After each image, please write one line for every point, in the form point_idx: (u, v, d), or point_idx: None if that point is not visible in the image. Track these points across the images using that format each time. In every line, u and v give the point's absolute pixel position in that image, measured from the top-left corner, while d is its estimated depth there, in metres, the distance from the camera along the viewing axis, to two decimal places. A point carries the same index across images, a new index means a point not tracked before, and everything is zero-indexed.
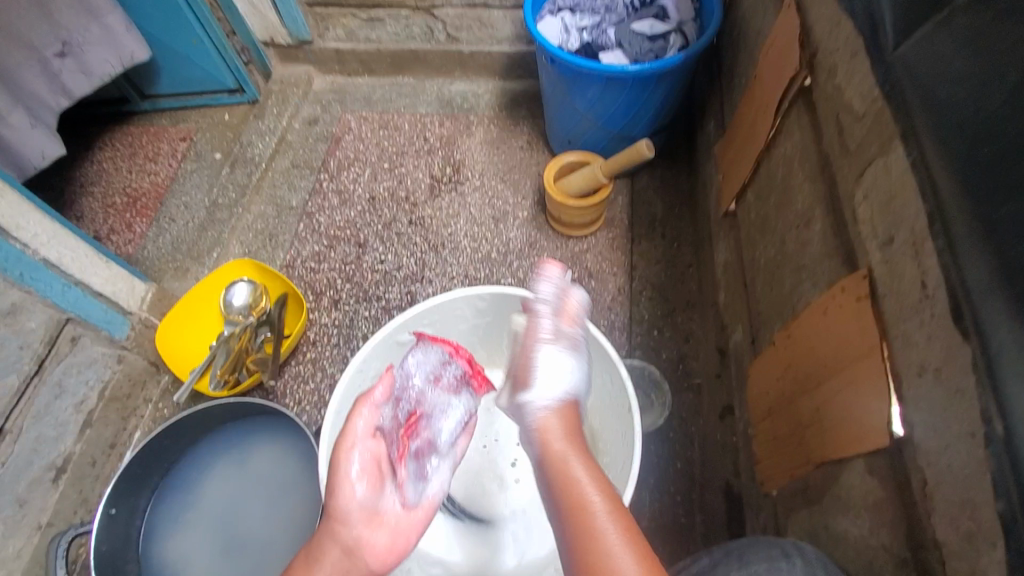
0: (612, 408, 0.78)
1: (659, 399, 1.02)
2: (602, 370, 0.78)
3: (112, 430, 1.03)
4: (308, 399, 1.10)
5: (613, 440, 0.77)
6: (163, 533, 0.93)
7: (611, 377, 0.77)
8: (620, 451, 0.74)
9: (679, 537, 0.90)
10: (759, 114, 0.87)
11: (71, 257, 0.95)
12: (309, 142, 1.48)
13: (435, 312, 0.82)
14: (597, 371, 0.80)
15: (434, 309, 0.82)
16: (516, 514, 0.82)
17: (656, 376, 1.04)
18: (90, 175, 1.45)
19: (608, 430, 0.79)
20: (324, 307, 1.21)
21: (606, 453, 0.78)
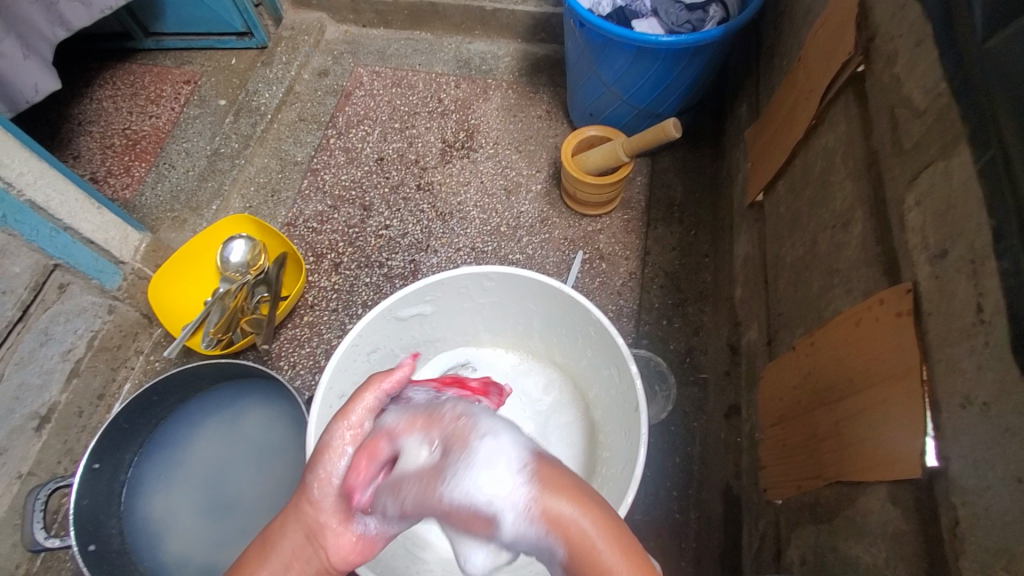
0: (618, 402, 0.74)
1: (663, 392, 0.98)
2: (610, 362, 0.75)
3: (100, 380, 1.00)
4: (303, 363, 1.07)
5: (617, 436, 0.74)
6: (149, 489, 0.92)
7: (619, 371, 0.73)
8: (624, 448, 0.70)
9: (672, 534, 0.88)
10: (799, 101, 0.81)
11: (60, 199, 0.90)
12: (318, 96, 1.41)
13: (438, 289, 0.77)
14: (605, 363, 0.76)
15: (438, 286, 0.77)
16: None
17: (662, 368, 1.00)
18: (89, 114, 1.39)
19: (612, 424, 0.76)
20: (325, 270, 1.17)
21: (607, 449, 0.75)
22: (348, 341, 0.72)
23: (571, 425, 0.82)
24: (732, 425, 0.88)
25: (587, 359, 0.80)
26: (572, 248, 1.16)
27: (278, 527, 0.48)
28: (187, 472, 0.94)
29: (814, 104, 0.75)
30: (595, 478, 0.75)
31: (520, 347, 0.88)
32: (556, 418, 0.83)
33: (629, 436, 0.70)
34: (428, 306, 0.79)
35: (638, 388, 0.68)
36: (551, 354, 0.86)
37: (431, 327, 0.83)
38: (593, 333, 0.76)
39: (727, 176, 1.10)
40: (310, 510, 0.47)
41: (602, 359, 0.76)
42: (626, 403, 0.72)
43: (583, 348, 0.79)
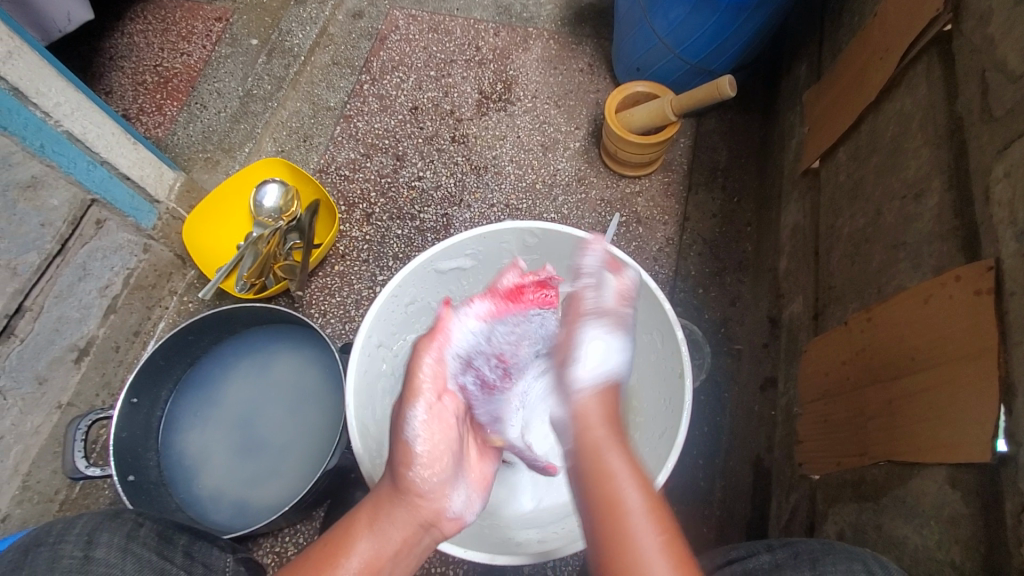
0: (656, 368, 0.73)
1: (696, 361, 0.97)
2: (651, 327, 0.73)
3: (136, 317, 1.02)
4: (333, 312, 1.07)
5: (654, 402, 0.73)
6: (184, 426, 0.94)
7: (663, 336, 0.71)
8: (661, 414, 0.70)
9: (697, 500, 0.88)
10: (872, 61, 0.75)
11: (97, 133, 0.88)
12: (352, 38, 1.36)
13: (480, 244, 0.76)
14: (646, 328, 0.74)
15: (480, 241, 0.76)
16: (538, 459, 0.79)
17: (696, 337, 0.98)
18: (121, 48, 1.36)
19: (648, 390, 0.75)
20: (356, 220, 1.15)
21: (641, 414, 0.75)
22: (388, 291, 0.72)
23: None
24: (766, 398, 0.87)
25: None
26: (609, 209, 1.13)
27: (387, 513, 0.58)
28: (221, 411, 0.96)
29: (889, 65, 0.70)
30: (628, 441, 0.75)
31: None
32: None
33: (669, 403, 0.69)
34: (466, 260, 0.78)
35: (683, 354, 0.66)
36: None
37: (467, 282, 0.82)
38: (638, 297, 0.74)
39: (777, 141, 1.05)
40: (419, 503, 0.59)
41: (643, 324, 0.75)
42: (668, 369, 0.71)
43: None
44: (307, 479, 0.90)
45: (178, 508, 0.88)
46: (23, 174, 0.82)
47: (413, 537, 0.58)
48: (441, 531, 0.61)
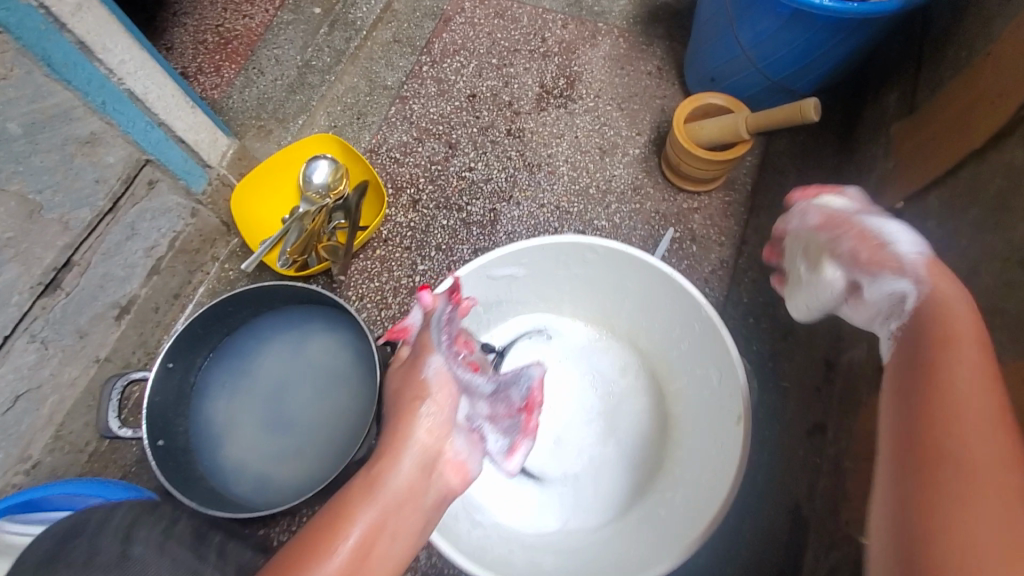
0: (706, 407, 0.70)
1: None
2: (707, 362, 0.69)
3: (177, 281, 1.02)
4: (371, 297, 1.06)
5: (702, 440, 0.70)
6: (214, 396, 0.93)
7: (721, 375, 0.67)
8: (705, 459, 0.68)
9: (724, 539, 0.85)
10: (982, 103, 0.70)
11: (158, 93, 0.87)
12: (415, 16, 1.32)
13: (533, 254, 0.73)
14: (701, 362, 0.71)
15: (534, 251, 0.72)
16: (567, 479, 0.76)
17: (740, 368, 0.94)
18: (185, 6, 1.36)
19: (692, 426, 0.72)
20: (402, 205, 1.13)
21: (687, 451, 0.72)
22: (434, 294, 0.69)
23: (643, 415, 0.79)
24: None
25: (678, 352, 0.75)
26: (664, 223, 1.09)
27: (385, 467, 0.54)
28: (251, 386, 0.95)
29: (1005, 111, 0.64)
30: (668, 474, 0.72)
31: (599, 322, 0.83)
32: (628, 403, 0.79)
33: (721, 446, 0.65)
34: (520, 269, 0.74)
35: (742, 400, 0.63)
36: (633, 336, 0.81)
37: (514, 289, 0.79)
38: (695, 327, 0.70)
39: (853, 172, 0.98)
40: (411, 443, 0.55)
41: (698, 359, 0.71)
42: (721, 410, 0.67)
43: (677, 339, 0.74)
44: (330, 466, 0.88)
45: (201, 477, 0.88)
46: (83, 130, 0.81)
47: (420, 483, 0.54)
48: (445, 482, 0.56)
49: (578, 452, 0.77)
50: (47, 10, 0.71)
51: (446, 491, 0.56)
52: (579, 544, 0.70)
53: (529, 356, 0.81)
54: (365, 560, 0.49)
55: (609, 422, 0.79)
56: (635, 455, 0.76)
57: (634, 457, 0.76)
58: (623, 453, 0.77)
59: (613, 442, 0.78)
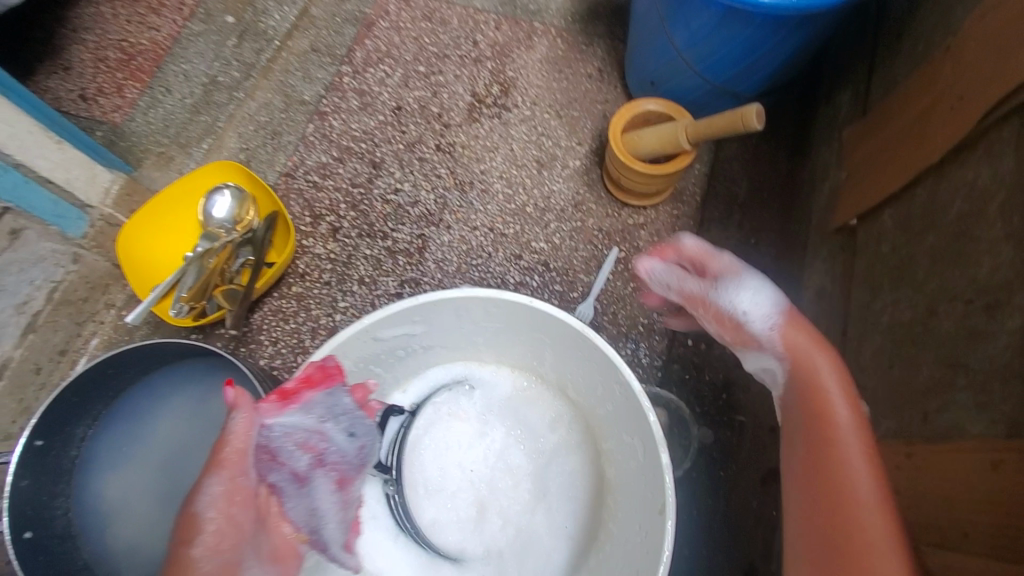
0: (638, 475, 0.62)
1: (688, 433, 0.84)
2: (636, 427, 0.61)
3: (62, 336, 0.90)
4: (286, 340, 0.95)
5: (634, 513, 0.62)
6: (100, 469, 0.82)
7: (648, 449, 0.59)
8: (637, 540, 0.59)
9: None
10: (938, 109, 0.61)
11: (8, 131, 0.76)
12: (336, 22, 1.21)
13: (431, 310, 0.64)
14: (628, 428, 0.62)
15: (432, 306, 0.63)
16: (492, 557, 0.67)
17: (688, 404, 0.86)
18: (80, 18, 1.23)
19: (625, 495, 0.64)
20: (321, 235, 1.02)
21: (622, 523, 0.63)
22: None
23: (577, 474, 0.69)
24: None
25: (608, 411, 0.66)
26: (608, 242, 0.99)
27: None
28: (143, 453, 0.84)
29: (959, 122, 0.56)
30: (603, 550, 0.64)
31: (526, 368, 0.73)
32: (560, 461, 0.70)
33: (647, 530, 0.58)
34: (418, 325, 0.65)
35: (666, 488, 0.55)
36: (563, 385, 0.72)
37: (423, 342, 0.69)
38: (620, 392, 0.61)
39: (806, 180, 0.90)
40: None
41: (625, 421, 0.63)
42: (648, 489, 0.59)
43: (605, 396, 0.65)
44: None
45: (83, 567, 0.78)
46: None
47: None
48: None
49: (502, 522, 0.68)
50: None
51: None
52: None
53: (447, 412, 0.71)
54: None
55: (540, 485, 0.69)
56: (566, 523, 0.68)
57: (566, 526, 0.67)
58: (554, 521, 0.68)
59: (541, 509, 0.68)
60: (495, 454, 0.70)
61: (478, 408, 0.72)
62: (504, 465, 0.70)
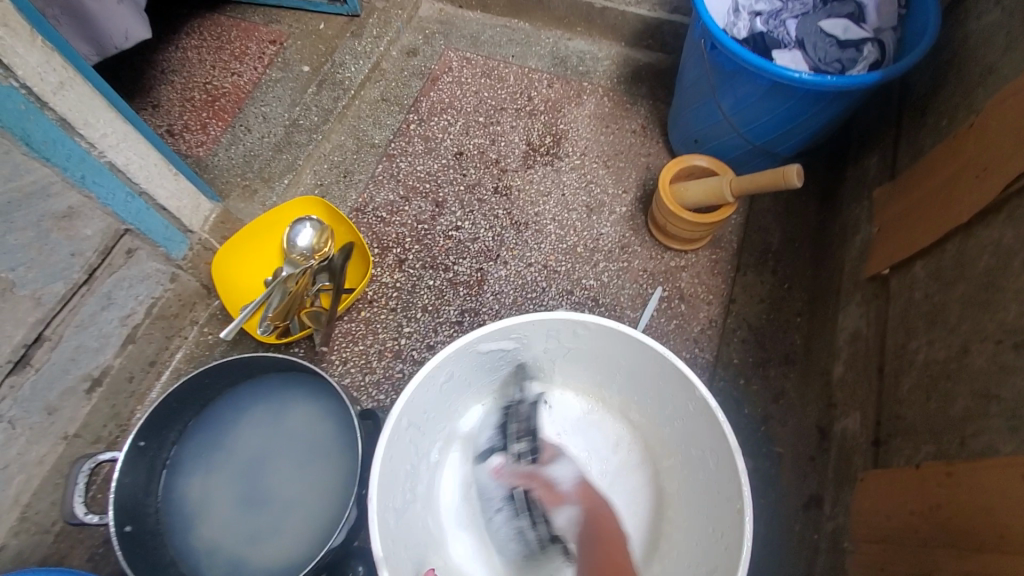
0: (702, 489, 0.70)
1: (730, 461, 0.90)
2: (706, 437, 0.68)
3: (154, 347, 0.99)
4: (355, 360, 1.03)
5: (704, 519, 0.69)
6: (186, 471, 0.89)
7: (721, 460, 0.66)
8: (708, 548, 0.66)
9: None
10: (963, 177, 0.70)
11: (140, 163, 0.87)
12: (403, 76, 1.34)
13: (524, 329, 0.73)
14: (697, 443, 0.70)
15: (525, 326, 0.73)
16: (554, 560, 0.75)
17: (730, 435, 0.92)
18: (169, 63, 1.37)
19: (686, 508, 0.71)
20: (389, 265, 1.12)
21: (688, 534, 0.70)
22: (426, 370, 0.69)
23: (636, 491, 0.77)
24: (809, 518, 0.80)
25: (672, 431, 0.74)
26: (652, 282, 1.08)
27: None
28: (225, 459, 0.90)
29: (983, 187, 0.65)
30: (662, 556, 0.72)
31: (592, 393, 0.82)
32: (622, 480, 0.78)
33: (718, 537, 0.65)
34: (510, 341, 0.75)
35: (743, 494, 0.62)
36: (625, 407, 0.80)
37: (506, 360, 0.79)
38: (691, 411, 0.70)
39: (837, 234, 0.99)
40: None
41: (696, 438, 0.70)
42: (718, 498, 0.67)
43: (671, 417, 0.73)
44: (308, 545, 0.84)
45: (170, 562, 0.83)
46: (60, 205, 0.80)
47: None
48: None
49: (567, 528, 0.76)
50: (30, 91, 0.71)
51: None
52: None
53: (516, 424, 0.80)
54: None
55: None
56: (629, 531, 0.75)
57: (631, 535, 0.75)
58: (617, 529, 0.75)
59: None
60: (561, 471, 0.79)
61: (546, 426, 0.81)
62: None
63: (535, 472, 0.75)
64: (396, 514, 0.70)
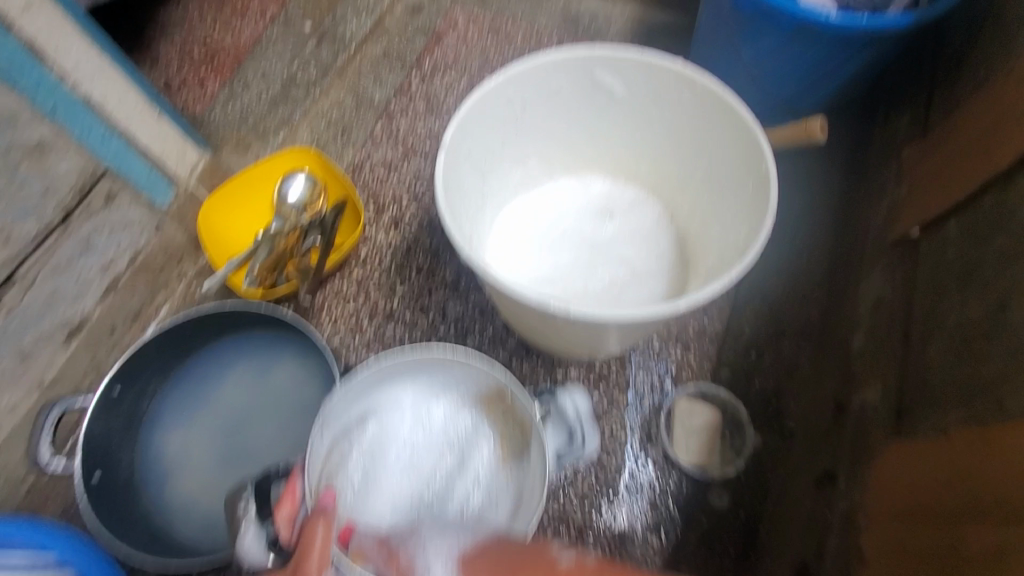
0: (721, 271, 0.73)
1: (728, 405, 0.86)
2: (753, 176, 0.70)
3: (139, 300, 0.95)
4: (345, 320, 0.97)
5: (715, 271, 0.75)
6: (168, 425, 0.84)
7: (760, 206, 0.68)
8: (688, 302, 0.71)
9: None
10: (1004, 124, 0.65)
11: (118, 101, 0.84)
12: (406, 33, 1.28)
13: (646, 75, 0.75)
14: (743, 220, 0.72)
15: (649, 72, 0.74)
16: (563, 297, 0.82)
17: (741, 417, 0.85)
18: (168, 17, 1.32)
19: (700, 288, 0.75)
20: (383, 225, 1.05)
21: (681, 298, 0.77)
22: (546, 63, 0.74)
23: (662, 277, 0.83)
24: (822, 497, 0.74)
25: (726, 215, 0.75)
26: None
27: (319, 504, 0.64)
28: (208, 414, 0.86)
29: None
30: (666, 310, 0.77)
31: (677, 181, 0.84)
32: (653, 242, 0.86)
33: None
34: (621, 85, 0.77)
35: (761, 237, 0.63)
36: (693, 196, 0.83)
37: (620, 117, 0.82)
38: (751, 173, 0.70)
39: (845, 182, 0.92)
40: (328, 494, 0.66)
41: (744, 220, 0.71)
42: (733, 250, 0.72)
43: (733, 198, 0.74)
44: None
45: (146, 514, 0.79)
46: (30, 136, 0.76)
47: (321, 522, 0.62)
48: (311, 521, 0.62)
49: (576, 262, 0.85)
50: None
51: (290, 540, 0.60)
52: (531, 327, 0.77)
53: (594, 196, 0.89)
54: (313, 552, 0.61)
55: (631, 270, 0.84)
56: (621, 289, 0.82)
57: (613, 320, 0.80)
58: (614, 283, 0.83)
59: (602, 277, 0.83)
60: (608, 221, 0.88)
61: (617, 202, 0.89)
62: (608, 230, 0.87)
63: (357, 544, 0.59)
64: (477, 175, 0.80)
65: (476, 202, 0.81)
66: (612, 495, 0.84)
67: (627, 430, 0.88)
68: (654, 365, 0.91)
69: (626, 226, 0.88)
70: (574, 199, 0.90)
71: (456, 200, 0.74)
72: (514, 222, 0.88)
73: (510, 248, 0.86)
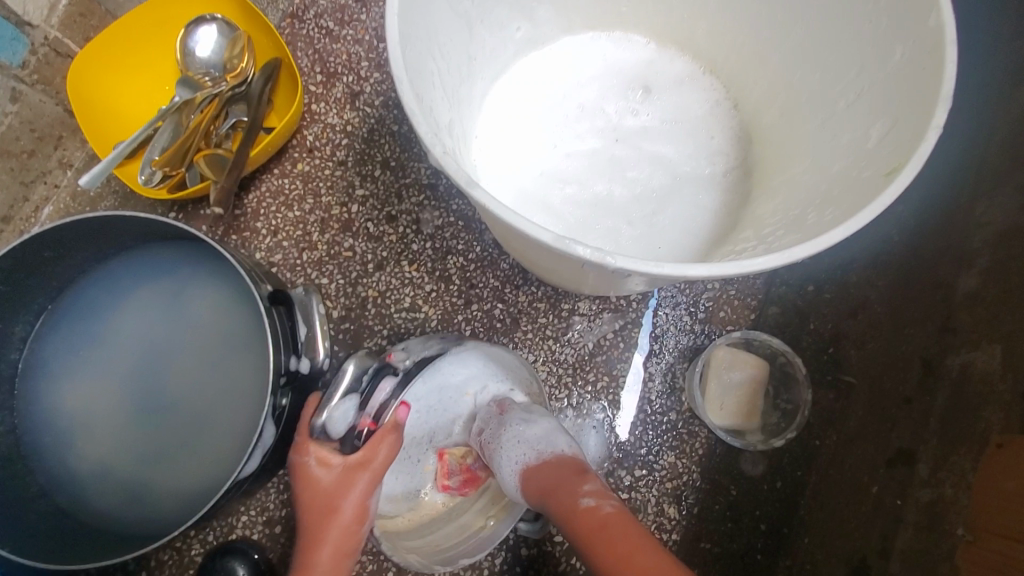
0: (817, 190, 0.49)
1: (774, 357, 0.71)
2: (905, 41, 0.46)
3: (5, 199, 0.70)
4: (288, 231, 0.74)
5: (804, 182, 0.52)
6: (55, 375, 0.65)
7: (912, 92, 0.44)
8: (767, 240, 0.48)
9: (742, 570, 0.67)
10: None
11: None
12: None
13: None
14: (869, 114, 0.48)
15: None
16: (579, 214, 0.59)
17: (791, 373, 0.70)
18: None
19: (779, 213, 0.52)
20: (335, 100, 0.78)
21: (750, 225, 0.54)
22: None
23: (717, 188, 0.60)
24: (892, 479, 0.60)
25: (834, 109, 0.52)
26: None
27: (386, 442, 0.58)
28: (106, 358, 0.66)
29: None
30: (727, 242, 0.55)
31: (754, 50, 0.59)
32: (702, 135, 0.62)
33: (795, 229, 0.47)
34: None
35: (924, 140, 0.41)
36: (780, 76, 0.58)
37: None
38: (901, 35, 0.46)
39: (977, 52, 0.65)
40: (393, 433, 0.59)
41: (868, 116, 0.48)
42: (842, 154, 0.49)
43: (853, 82, 0.50)
44: (214, 475, 0.62)
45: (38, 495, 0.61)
46: None
47: (361, 461, 0.57)
48: (384, 455, 0.58)
49: (596, 160, 0.61)
50: None
51: (375, 457, 0.57)
52: (538, 255, 0.56)
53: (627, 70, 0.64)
54: (351, 474, 0.57)
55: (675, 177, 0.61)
56: (656, 202, 0.60)
57: (648, 252, 0.58)
58: (648, 192, 0.60)
59: (631, 181, 0.60)
60: (642, 101, 0.63)
61: (657, 77, 0.65)
62: (644, 119, 0.62)
63: (363, 480, 0.57)
64: (462, 27, 0.54)
65: (459, 71, 0.55)
66: (626, 457, 0.69)
67: (648, 378, 0.71)
68: (684, 300, 0.72)
69: (670, 110, 0.63)
70: (595, 70, 0.65)
71: (425, 57, 0.48)
72: (509, 99, 0.63)
73: (501, 137, 0.62)
